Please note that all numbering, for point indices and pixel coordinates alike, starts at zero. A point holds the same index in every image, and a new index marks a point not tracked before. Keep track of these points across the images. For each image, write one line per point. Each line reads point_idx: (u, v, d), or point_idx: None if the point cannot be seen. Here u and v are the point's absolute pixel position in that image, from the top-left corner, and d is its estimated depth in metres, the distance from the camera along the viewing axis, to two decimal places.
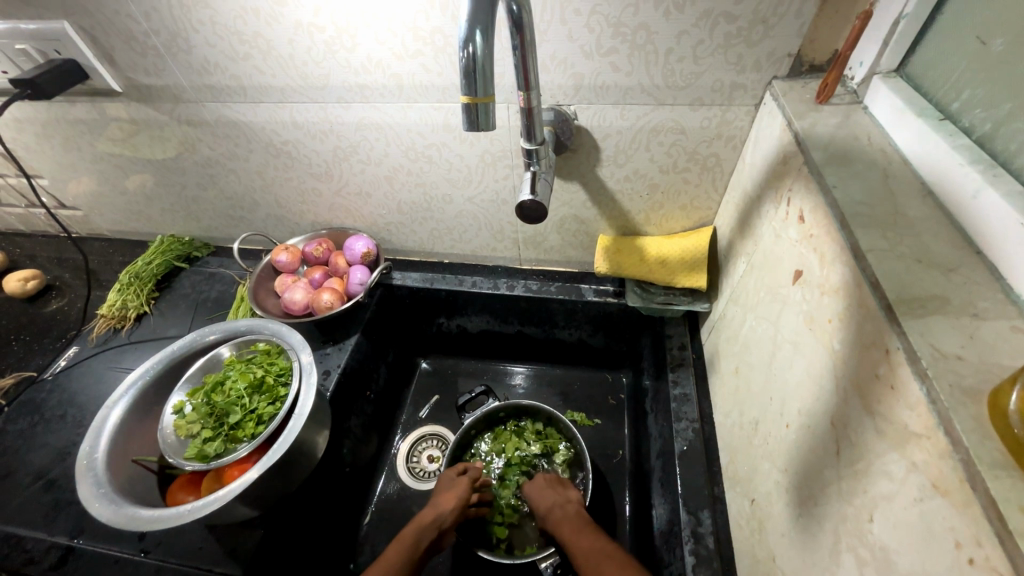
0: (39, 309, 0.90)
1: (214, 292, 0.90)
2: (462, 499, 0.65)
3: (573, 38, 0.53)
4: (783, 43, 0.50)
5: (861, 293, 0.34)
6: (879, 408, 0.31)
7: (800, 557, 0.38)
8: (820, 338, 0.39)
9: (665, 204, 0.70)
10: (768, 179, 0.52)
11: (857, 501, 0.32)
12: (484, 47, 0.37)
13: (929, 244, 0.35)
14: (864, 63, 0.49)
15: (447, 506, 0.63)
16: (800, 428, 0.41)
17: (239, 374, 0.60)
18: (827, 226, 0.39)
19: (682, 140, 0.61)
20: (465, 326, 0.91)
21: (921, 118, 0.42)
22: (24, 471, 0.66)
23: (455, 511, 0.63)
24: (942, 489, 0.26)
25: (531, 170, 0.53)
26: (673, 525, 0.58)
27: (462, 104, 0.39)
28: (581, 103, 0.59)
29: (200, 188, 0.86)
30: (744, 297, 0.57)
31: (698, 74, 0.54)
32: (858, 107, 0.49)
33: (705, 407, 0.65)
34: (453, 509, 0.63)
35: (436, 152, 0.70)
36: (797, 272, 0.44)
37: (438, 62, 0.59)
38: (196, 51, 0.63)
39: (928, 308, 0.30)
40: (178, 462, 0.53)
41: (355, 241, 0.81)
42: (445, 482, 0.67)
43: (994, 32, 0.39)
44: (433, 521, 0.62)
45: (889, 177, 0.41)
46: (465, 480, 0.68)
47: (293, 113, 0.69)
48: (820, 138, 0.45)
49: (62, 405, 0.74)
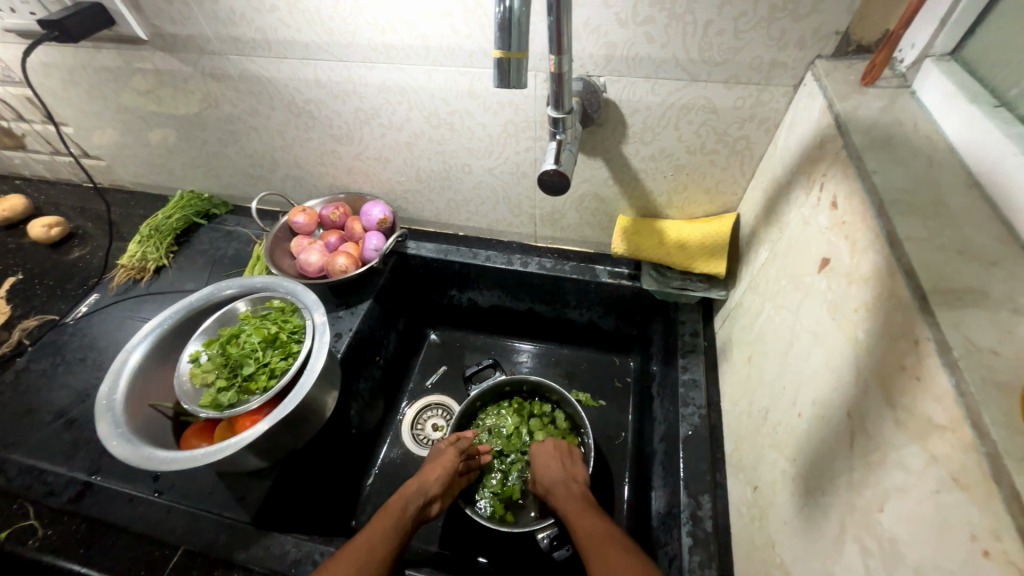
0: (62, 256, 0.92)
1: (230, 250, 0.91)
2: (448, 470, 0.65)
3: (609, 4, 0.51)
4: (832, 18, 0.47)
5: (893, 281, 0.33)
6: (901, 399, 0.30)
7: (801, 544, 0.38)
8: (843, 327, 0.38)
9: (689, 187, 0.68)
10: (801, 164, 0.50)
11: (868, 492, 0.32)
12: (520, 3, 0.35)
13: (970, 236, 0.34)
14: (916, 45, 0.46)
15: (434, 477, 0.64)
16: (812, 418, 0.40)
17: (254, 328, 0.61)
18: (863, 213, 0.38)
19: (713, 120, 0.59)
20: (476, 300, 0.91)
21: (974, 104, 0.40)
22: (46, 409, 0.69)
23: (444, 481, 0.64)
24: (962, 483, 0.25)
25: (557, 139, 0.52)
26: (672, 507, 0.58)
27: (494, 60, 0.37)
28: (612, 75, 0.57)
29: (221, 144, 0.86)
30: (764, 285, 0.56)
31: (738, 49, 0.52)
32: (905, 92, 0.47)
33: (713, 394, 0.64)
34: (440, 479, 0.64)
35: (458, 119, 0.68)
36: (824, 260, 0.43)
37: (467, 23, 0.57)
38: (222, 1, 0.62)
39: (965, 300, 0.29)
40: (193, 409, 0.55)
41: (372, 207, 0.81)
42: (434, 453, 0.68)
43: None
44: (420, 489, 0.62)
45: (932, 167, 0.39)
46: (452, 451, 0.68)
47: (317, 71, 0.67)
48: (862, 121, 0.43)
49: (83, 348, 0.76)
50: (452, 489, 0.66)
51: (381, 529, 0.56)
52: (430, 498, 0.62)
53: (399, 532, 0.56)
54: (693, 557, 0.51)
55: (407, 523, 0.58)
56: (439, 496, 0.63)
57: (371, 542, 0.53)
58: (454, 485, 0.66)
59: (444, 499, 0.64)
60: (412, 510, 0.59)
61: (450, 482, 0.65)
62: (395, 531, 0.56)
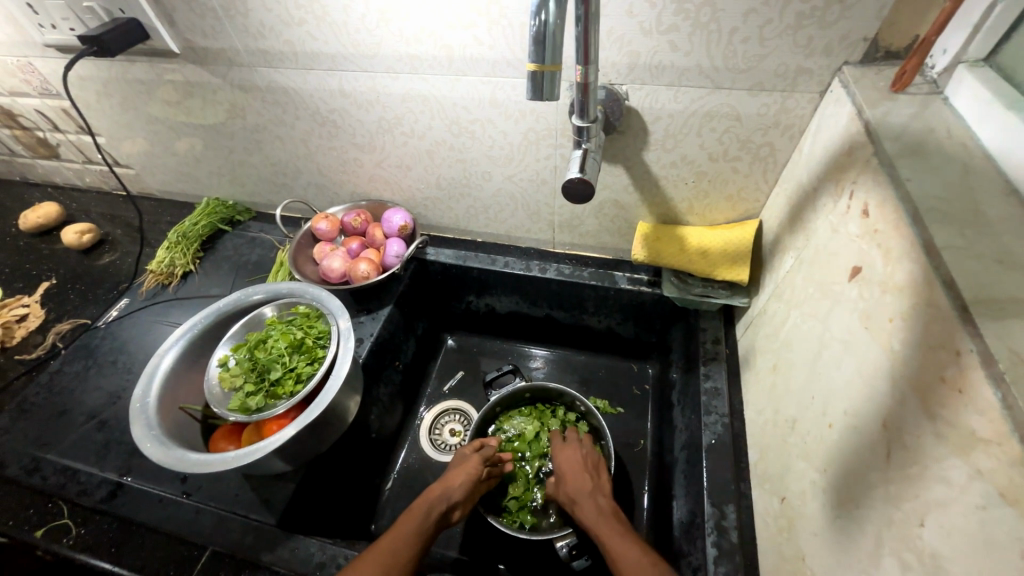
0: (93, 261, 0.95)
1: (254, 256, 0.93)
2: (472, 478, 0.65)
3: (633, 13, 0.51)
4: (860, 26, 0.47)
5: (930, 291, 0.32)
6: (942, 411, 0.30)
7: (834, 557, 0.38)
8: (876, 338, 0.37)
9: (710, 193, 0.68)
10: (829, 171, 0.50)
11: (906, 505, 0.31)
12: (555, 16, 0.35)
13: (1011, 245, 0.33)
14: (948, 50, 0.45)
15: (458, 483, 0.63)
16: (845, 429, 0.39)
17: (281, 333, 0.62)
18: (896, 221, 0.37)
19: (736, 127, 0.59)
20: (494, 306, 0.92)
21: (1011, 111, 0.39)
22: (79, 410, 0.71)
23: (467, 488, 0.64)
24: (1011, 497, 0.24)
25: (581, 149, 0.53)
26: (695, 517, 0.58)
27: (528, 73, 0.37)
28: (634, 83, 0.57)
29: (246, 153, 0.88)
30: (789, 292, 0.56)
31: (762, 57, 0.52)
32: (937, 98, 0.46)
33: (736, 402, 0.63)
34: (464, 485, 0.63)
35: (479, 128, 0.69)
36: (854, 268, 0.42)
37: (491, 34, 0.58)
38: (252, 15, 0.64)
39: (1009, 310, 0.29)
40: (222, 412, 0.56)
41: (393, 214, 0.82)
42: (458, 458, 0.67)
43: None
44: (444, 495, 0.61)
45: (968, 174, 0.38)
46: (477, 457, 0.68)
47: (342, 82, 0.69)
48: (893, 128, 0.43)
49: (114, 352, 0.78)
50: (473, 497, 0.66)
51: (404, 534, 0.55)
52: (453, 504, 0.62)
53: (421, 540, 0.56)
54: (719, 568, 0.51)
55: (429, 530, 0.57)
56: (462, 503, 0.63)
57: (393, 549, 0.53)
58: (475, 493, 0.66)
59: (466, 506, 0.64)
60: (435, 516, 0.59)
61: (472, 488, 0.65)
62: (418, 539, 0.55)
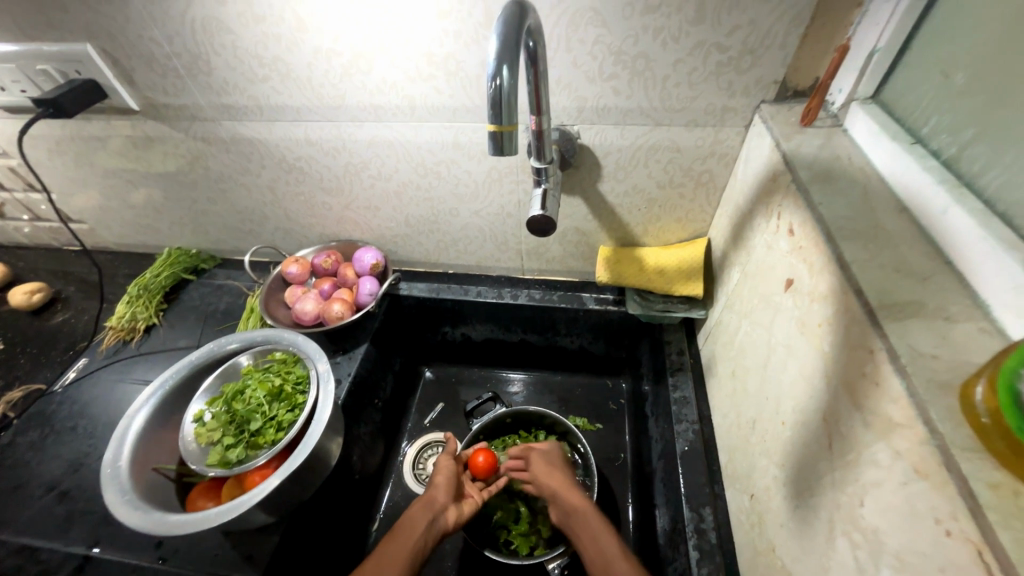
0: (44, 322, 0.91)
1: (222, 304, 0.91)
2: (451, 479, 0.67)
3: (578, 64, 0.57)
4: (770, 71, 0.54)
5: (847, 299, 0.37)
6: (866, 402, 0.34)
7: (798, 544, 0.42)
8: (811, 341, 0.42)
9: (662, 217, 0.74)
10: (759, 194, 0.56)
11: (849, 488, 0.35)
12: (509, 81, 0.39)
13: (906, 254, 0.39)
14: (843, 90, 0.54)
15: (441, 487, 0.65)
16: (795, 425, 0.44)
17: (258, 382, 0.61)
18: (815, 239, 0.43)
19: (678, 158, 0.65)
20: (469, 335, 0.94)
21: (895, 141, 0.46)
22: (36, 482, 0.67)
23: (450, 489, 0.65)
24: (923, 472, 0.29)
25: (541, 187, 0.57)
26: (676, 523, 0.60)
27: (489, 133, 0.41)
28: (584, 123, 0.63)
29: (210, 202, 0.88)
30: (739, 303, 0.61)
31: (693, 98, 0.58)
32: (839, 130, 0.53)
33: (704, 409, 0.68)
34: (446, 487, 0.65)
35: (444, 168, 0.73)
36: (788, 281, 0.48)
37: (450, 85, 0.62)
38: (215, 74, 0.66)
39: (906, 312, 0.34)
40: (201, 469, 0.55)
41: (364, 253, 0.84)
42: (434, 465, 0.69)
43: (957, 67, 0.44)
44: (432, 501, 0.63)
45: (868, 195, 0.45)
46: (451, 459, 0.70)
47: (308, 131, 0.71)
48: (805, 158, 0.49)
49: (73, 416, 0.75)
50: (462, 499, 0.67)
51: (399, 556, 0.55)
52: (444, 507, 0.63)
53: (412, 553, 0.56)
54: (702, 570, 0.54)
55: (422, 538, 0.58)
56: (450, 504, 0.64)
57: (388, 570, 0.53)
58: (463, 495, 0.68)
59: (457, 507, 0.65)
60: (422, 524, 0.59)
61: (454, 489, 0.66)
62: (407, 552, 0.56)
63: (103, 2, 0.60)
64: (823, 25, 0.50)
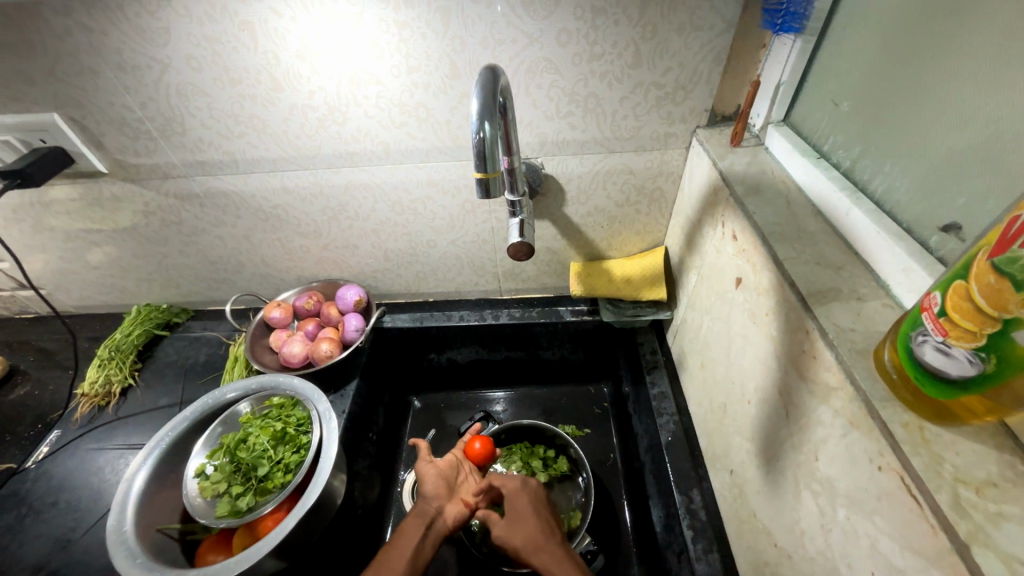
0: (3, 398, 0.86)
1: (201, 356, 0.90)
2: (440, 480, 0.67)
3: (537, 105, 0.64)
4: (700, 102, 0.64)
5: (784, 290, 0.45)
6: (809, 373, 0.42)
7: (773, 504, 0.48)
8: (762, 329, 0.50)
9: (623, 231, 0.82)
10: (704, 206, 0.65)
11: (805, 448, 0.42)
12: (490, 132, 0.45)
13: (824, 249, 0.48)
14: (760, 115, 0.63)
15: (433, 493, 0.65)
16: (758, 402, 0.51)
17: (260, 429, 0.62)
18: (754, 243, 0.51)
19: (632, 178, 0.73)
20: (455, 358, 0.97)
21: (804, 157, 0.56)
22: (20, 566, 0.64)
23: (442, 490, 0.66)
24: (856, 424, 0.36)
25: (518, 217, 0.62)
26: (669, 509, 0.66)
27: (477, 178, 0.47)
28: (546, 155, 0.70)
29: (183, 256, 0.88)
30: (699, 302, 0.69)
31: (639, 127, 0.67)
32: (761, 148, 0.63)
33: (680, 400, 0.75)
34: (437, 490, 0.65)
35: (420, 205, 0.78)
36: (737, 279, 0.56)
37: (422, 129, 0.67)
38: (190, 133, 0.68)
39: (828, 297, 0.42)
40: (212, 521, 0.56)
41: (347, 290, 0.86)
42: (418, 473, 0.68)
43: (842, 97, 0.54)
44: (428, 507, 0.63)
45: (791, 202, 0.54)
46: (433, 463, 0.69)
47: (284, 180, 0.74)
48: (737, 175, 0.58)
49: (52, 492, 0.72)
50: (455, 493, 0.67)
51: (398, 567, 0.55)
52: (439, 512, 0.63)
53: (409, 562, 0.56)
54: (697, 546, 0.59)
55: (421, 547, 0.58)
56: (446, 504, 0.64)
57: None
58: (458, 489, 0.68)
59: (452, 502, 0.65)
60: (421, 532, 0.59)
61: (448, 488, 0.67)
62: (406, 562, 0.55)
63: (73, 74, 0.61)
64: (738, 64, 0.60)
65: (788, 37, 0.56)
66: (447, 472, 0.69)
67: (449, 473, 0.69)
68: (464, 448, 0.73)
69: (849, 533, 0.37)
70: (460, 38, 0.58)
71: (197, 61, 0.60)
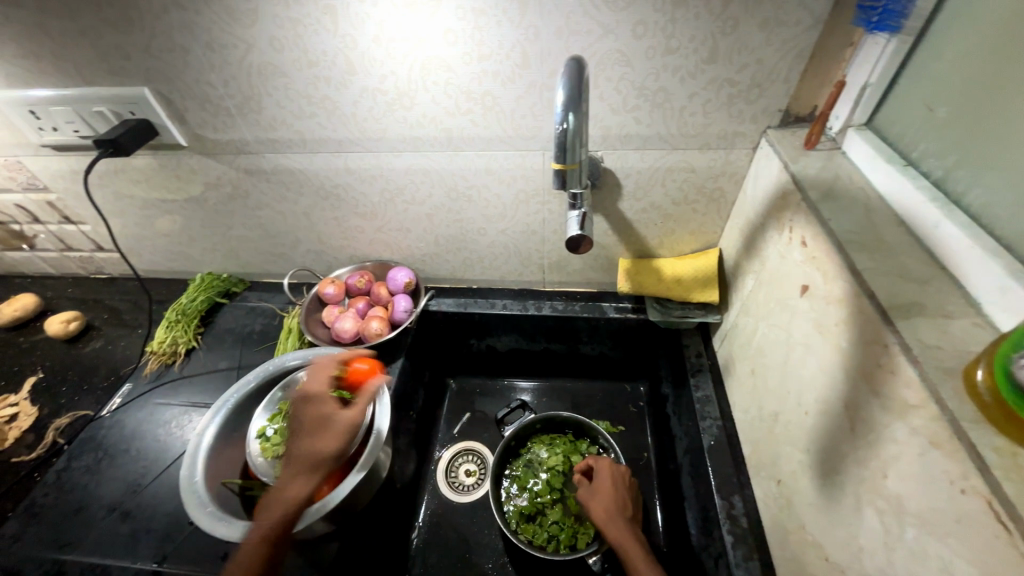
0: (81, 350, 0.93)
1: (257, 325, 0.95)
2: (318, 417, 0.62)
3: (604, 98, 0.64)
4: (774, 101, 0.62)
5: (860, 301, 0.44)
6: (883, 389, 0.40)
7: (826, 518, 0.47)
8: (829, 339, 0.48)
9: (676, 230, 0.80)
10: (770, 210, 0.63)
11: (872, 464, 0.41)
12: (573, 124, 0.47)
13: (906, 262, 0.46)
14: (840, 117, 0.61)
15: (302, 437, 0.61)
16: (817, 414, 0.50)
17: (318, 398, 0.67)
18: (827, 250, 0.50)
19: (692, 177, 0.72)
20: (494, 346, 0.99)
21: (889, 164, 0.54)
22: (97, 504, 0.70)
23: (312, 425, 0.62)
24: (937, 443, 0.35)
25: (579, 210, 0.62)
26: (708, 512, 0.66)
27: (554, 169, 0.50)
28: (607, 149, 0.69)
29: (245, 228, 0.92)
30: (755, 307, 0.67)
31: (706, 125, 0.65)
32: (838, 152, 0.61)
33: (724, 406, 0.74)
34: (299, 435, 0.61)
35: (475, 192, 0.79)
36: (803, 286, 0.54)
37: (486, 117, 0.68)
38: (265, 112, 0.71)
39: (911, 311, 0.41)
40: (274, 480, 0.60)
41: (397, 272, 0.88)
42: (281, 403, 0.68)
43: (937, 102, 0.51)
44: (302, 454, 0.59)
45: (869, 210, 0.52)
46: (303, 401, 0.63)
47: (348, 161, 0.77)
48: (810, 178, 0.56)
49: (124, 440, 0.78)
50: (330, 428, 0.61)
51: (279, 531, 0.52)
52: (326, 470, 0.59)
53: (267, 535, 0.51)
54: (737, 553, 0.59)
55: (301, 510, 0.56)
56: (328, 446, 0.60)
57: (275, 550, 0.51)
58: (330, 425, 0.61)
59: (331, 440, 0.60)
60: (295, 488, 0.56)
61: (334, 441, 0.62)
62: (263, 535, 0.51)
63: (165, 50, 0.65)
64: (822, 63, 0.58)
65: (882, 36, 0.53)
66: (315, 408, 0.63)
67: (322, 406, 0.64)
68: (327, 371, 0.65)
69: (917, 555, 0.36)
70: (535, 28, 0.58)
71: (280, 42, 0.62)
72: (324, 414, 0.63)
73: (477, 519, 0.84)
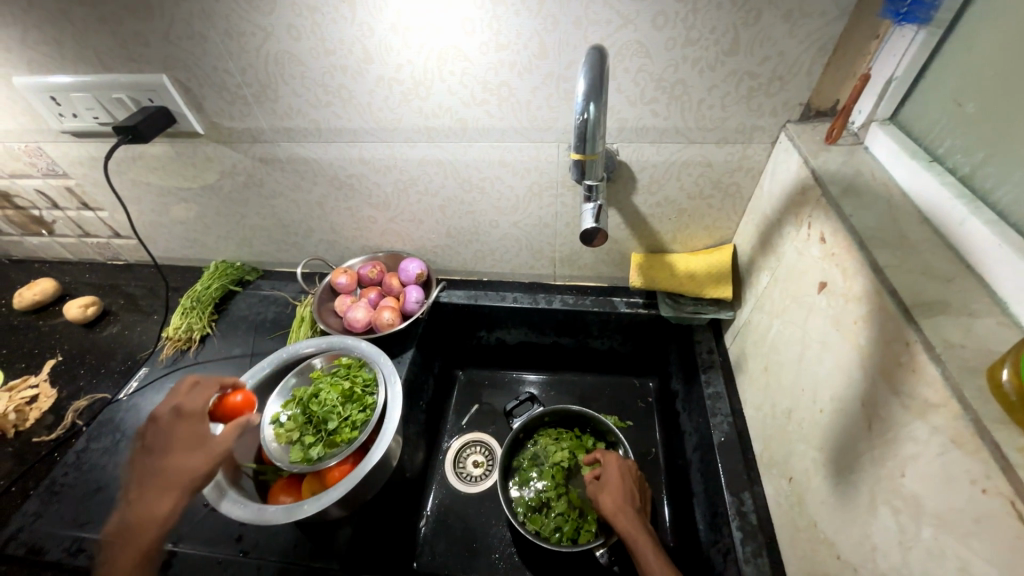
0: (98, 335, 0.95)
1: (270, 313, 0.96)
2: (181, 433, 0.58)
3: (621, 90, 0.63)
4: (795, 95, 0.61)
5: (881, 299, 0.43)
6: (903, 387, 0.40)
7: (839, 516, 0.47)
8: (847, 337, 0.48)
9: (691, 225, 0.80)
10: (787, 206, 0.62)
11: (889, 463, 0.41)
12: (594, 114, 0.46)
13: (929, 260, 0.45)
14: (863, 111, 0.60)
15: (159, 453, 0.56)
16: (833, 412, 0.50)
17: (330, 386, 0.67)
18: (847, 247, 0.49)
19: (708, 171, 0.71)
20: (504, 339, 0.99)
21: (913, 160, 0.53)
22: (115, 485, 0.71)
23: (173, 446, 0.57)
24: (959, 443, 0.34)
25: (593, 203, 0.61)
26: (717, 508, 0.66)
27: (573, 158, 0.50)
28: (623, 141, 0.69)
29: (259, 217, 0.93)
30: (769, 304, 0.67)
31: (725, 118, 0.64)
32: (860, 147, 0.60)
33: (735, 402, 0.74)
34: (157, 452, 0.56)
35: (488, 184, 0.79)
36: (821, 283, 0.53)
37: (501, 108, 0.68)
38: (282, 100, 0.71)
39: (934, 309, 0.40)
40: (287, 465, 0.61)
41: (409, 263, 0.88)
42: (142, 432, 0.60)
43: (966, 97, 0.50)
44: (159, 474, 0.54)
45: (892, 207, 0.51)
46: (170, 417, 0.59)
47: (362, 151, 0.77)
48: (831, 174, 0.56)
49: (140, 423, 0.79)
50: (205, 446, 0.58)
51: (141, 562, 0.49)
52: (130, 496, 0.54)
53: (146, 551, 0.50)
54: (746, 549, 0.59)
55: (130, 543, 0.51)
56: (189, 460, 0.56)
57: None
58: (209, 441, 0.58)
59: (202, 458, 0.56)
60: (164, 508, 0.52)
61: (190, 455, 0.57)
62: (140, 552, 0.50)
63: (184, 38, 0.65)
64: (846, 56, 0.57)
65: (909, 29, 0.52)
66: (189, 426, 0.59)
67: (201, 424, 0.60)
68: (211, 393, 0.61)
69: (935, 554, 0.36)
70: (554, 18, 0.58)
71: (297, 30, 0.63)
72: (204, 431, 0.59)
73: (485, 509, 0.85)
